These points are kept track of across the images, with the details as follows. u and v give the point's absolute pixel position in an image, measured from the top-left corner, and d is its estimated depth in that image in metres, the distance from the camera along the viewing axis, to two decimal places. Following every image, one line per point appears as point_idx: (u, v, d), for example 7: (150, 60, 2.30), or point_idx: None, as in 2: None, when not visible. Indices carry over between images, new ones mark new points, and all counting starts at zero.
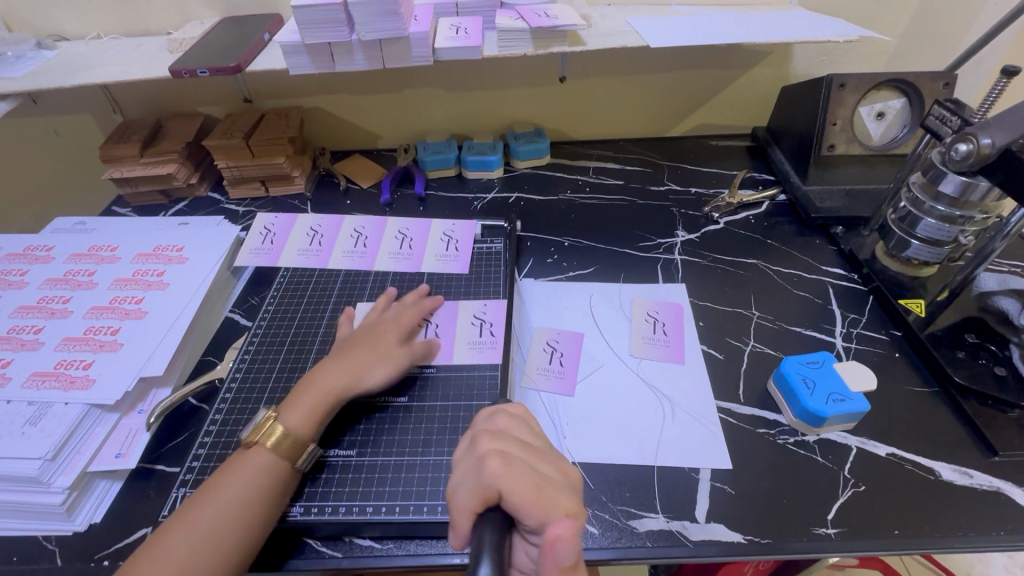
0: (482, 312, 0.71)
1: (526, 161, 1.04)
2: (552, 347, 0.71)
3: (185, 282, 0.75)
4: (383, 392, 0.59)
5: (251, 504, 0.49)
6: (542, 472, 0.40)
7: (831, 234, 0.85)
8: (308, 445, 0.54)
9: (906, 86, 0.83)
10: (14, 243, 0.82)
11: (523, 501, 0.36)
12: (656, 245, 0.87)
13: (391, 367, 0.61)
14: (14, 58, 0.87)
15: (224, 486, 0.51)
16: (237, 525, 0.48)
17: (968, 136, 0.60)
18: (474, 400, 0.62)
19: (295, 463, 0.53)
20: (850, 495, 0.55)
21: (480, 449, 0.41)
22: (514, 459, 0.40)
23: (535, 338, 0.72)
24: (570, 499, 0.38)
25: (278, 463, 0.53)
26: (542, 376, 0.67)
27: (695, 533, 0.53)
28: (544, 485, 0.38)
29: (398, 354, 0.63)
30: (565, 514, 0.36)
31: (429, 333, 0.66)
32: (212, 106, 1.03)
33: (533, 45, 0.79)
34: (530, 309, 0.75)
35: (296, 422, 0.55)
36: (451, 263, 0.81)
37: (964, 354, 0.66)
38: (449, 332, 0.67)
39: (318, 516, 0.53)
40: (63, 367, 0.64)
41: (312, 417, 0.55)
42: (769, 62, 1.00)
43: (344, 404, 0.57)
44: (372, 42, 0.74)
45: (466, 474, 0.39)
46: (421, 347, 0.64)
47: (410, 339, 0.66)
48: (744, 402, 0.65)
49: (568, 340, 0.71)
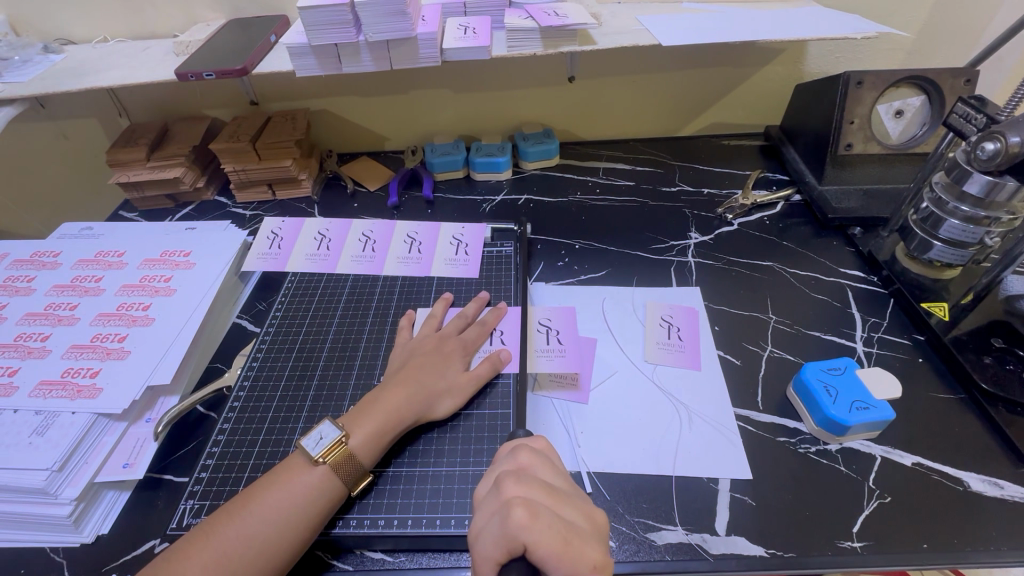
0: (495, 322, 0.69)
1: (535, 162, 1.02)
2: (545, 326, 0.72)
3: (192, 287, 0.74)
4: (400, 408, 0.57)
5: (265, 528, 0.48)
6: (567, 519, 0.38)
7: (849, 236, 0.83)
8: (327, 467, 0.52)
9: (925, 83, 0.81)
10: (22, 249, 0.81)
11: (550, 553, 0.35)
12: (669, 248, 0.85)
13: (407, 386, 0.58)
14: (21, 63, 0.87)
15: (236, 506, 0.49)
16: (252, 549, 0.46)
17: (996, 134, 0.58)
18: (488, 410, 0.61)
19: (312, 486, 0.51)
20: (875, 507, 0.54)
21: (504, 492, 0.39)
22: (538, 504, 0.38)
23: (548, 342, 0.70)
24: (596, 548, 0.37)
25: (298, 486, 0.50)
26: (543, 357, 0.68)
27: (715, 546, 0.52)
28: (570, 535, 0.36)
29: (414, 371, 0.60)
30: (591, 567, 0.35)
31: (446, 348, 0.64)
32: (218, 109, 1.02)
33: (543, 45, 0.77)
34: (542, 313, 0.74)
35: (312, 441, 0.53)
36: (461, 267, 0.79)
37: (991, 359, 0.64)
38: (466, 346, 0.65)
39: (332, 530, 0.52)
40: (70, 375, 0.63)
41: (330, 437, 0.53)
42: (783, 59, 0.98)
43: (362, 422, 0.55)
44: (379, 43, 0.73)
45: (491, 519, 0.38)
46: (438, 362, 0.62)
47: (426, 352, 0.63)
48: (763, 409, 0.63)
49: (561, 318, 0.73)
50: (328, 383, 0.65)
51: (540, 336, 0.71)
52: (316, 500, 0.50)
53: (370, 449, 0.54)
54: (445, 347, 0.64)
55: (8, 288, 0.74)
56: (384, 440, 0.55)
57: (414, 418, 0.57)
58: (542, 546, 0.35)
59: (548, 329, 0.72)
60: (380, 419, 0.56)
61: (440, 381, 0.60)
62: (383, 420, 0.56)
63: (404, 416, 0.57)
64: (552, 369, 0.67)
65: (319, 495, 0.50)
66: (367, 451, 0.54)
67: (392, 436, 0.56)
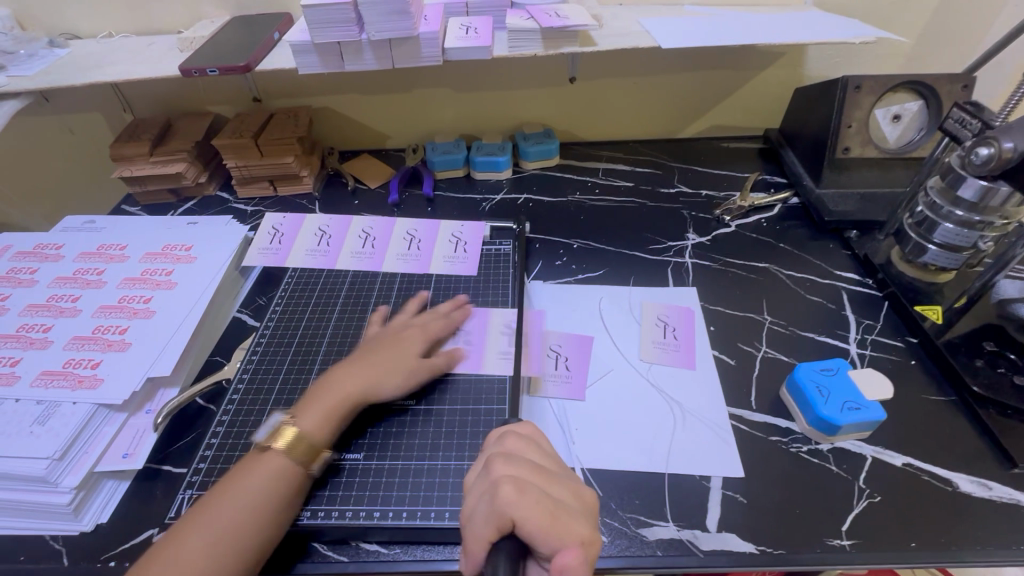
0: (462, 319, 0.70)
1: (535, 162, 1.03)
2: (511, 328, 0.70)
3: (192, 281, 0.74)
4: (353, 390, 0.58)
5: (232, 514, 0.48)
6: (556, 496, 0.39)
7: (845, 239, 0.84)
8: (281, 451, 0.52)
9: (923, 88, 0.82)
10: (25, 241, 0.82)
11: (537, 527, 0.35)
12: (666, 248, 0.86)
13: (359, 370, 0.60)
14: (26, 57, 0.88)
15: (205, 497, 0.50)
16: (222, 535, 0.47)
17: (990, 139, 0.59)
18: (459, 405, 0.62)
19: (286, 469, 0.52)
20: (865, 506, 0.54)
21: (493, 472, 0.39)
22: (528, 483, 0.38)
23: (556, 368, 0.68)
24: (585, 524, 0.37)
25: (273, 470, 0.52)
26: (550, 382, 0.67)
27: (706, 543, 0.52)
28: (558, 510, 0.37)
29: (366, 358, 0.61)
30: (579, 543, 0.36)
31: (404, 337, 0.65)
32: (221, 105, 1.03)
33: (544, 45, 0.78)
34: (552, 337, 0.71)
35: (266, 429, 0.55)
36: (460, 265, 0.80)
37: (982, 362, 0.64)
38: (427, 334, 0.66)
39: (303, 518, 0.53)
40: (71, 366, 0.64)
41: (277, 423, 0.55)
42: (782, 63, 0.98)
43: (309, 404, 0.56)
44: (382, 42, 0.74)
45: (481, 499, 0.38)
46: (390, 348, 0.63)
47: (383, 341, 0.64)
48: (756, 409, 0.63)
49: (537, 316, 0.75)
50: None
51: (548, 361, 0.69)
52: (292, 482, 0.52)
53: (324, 429, 0.55)
54: (404, 335, 0.65)
55: (11, 279, 0.75)
56: (334, 419, 0.56)
57: (365, 399, 0.58)
58: (530, 521, 0.36)
59: (557, 355, 0.70)
60: (327, 400, 0.57)
61: (398, 364, 0.61)
62: (329, 401, 0.57)
63: (351, 395, 0.58)
64: (560, 398, 0.65)
65: (280, 479, 0.51)
66: (319, 431, 0.55)
67: (344, 415, 0.57)
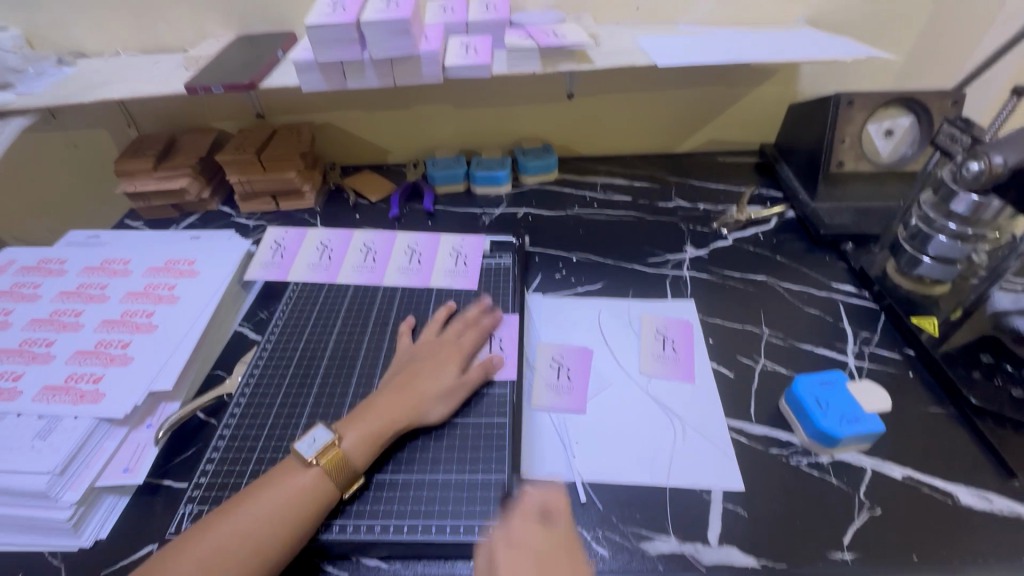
0: (492, 326, 0.71)
1: (534, 176, 1.04)
2: (557, 363, 0.70)
3: (195, 295, 0.75)
4: (400, 413, 0.58)
5: (258, 524, 0.49)
6: None
7: (842, 251, 0.85)
8: (321, 470, 0.53)
9: (914, 104, 0.83)
10: (29, 256, 0.83)
11: None
12: (665, 261, 0.87)
13: (403, 394, 0.60)
14: (34, 75, 0.89)
15: (233, 505, 0.50)
16: (245, 543, 0.47)
17: (980, 154, 0.61)
18: (471, 419, 0.62)
19: (307, 486, 0.52)
20: (866, 519, 0.54)
21: None
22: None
23: (557, 378, 0.69)
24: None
25: (293, 487, 0.51)
26: (549, 366, 0.70)
27: (707, 557, 0.52)
28: None
29: (411, 377, 0.62)
30: None
31: (444, 354, 0.65)
32: (224, 121, 1.05)
33: (542, 63, 0.80)
34: (553, 350, 0.72)
35: (307, 442, 0.54)
36: (460, 278, 0.81)
37: (979, 374, 0.65)
38: (462, 350, 0.66)
39: (326, 535, 0.52)
40: (73, 380, 0.64)
41: (322, 440, 0.55)
42: (775, 80, 1.00)
43: (356, 425, 0.56)
44: (383, 61, 0.75)
45: None
46: (434, 368, 0.63)
47: (424, 358, 0.65)
48: (755, 421, 0.64)
49: (574, 355, 0.71)
50: (329, 388, 0.66)
51: (549, 371, 0.70)
52: (310, 500, 0.51)
53: (363, 452, 0.55)
54: (442, 353, 0.65)
55: (14, 294, 0.76)
56: (378, 442, 0.56)
57: (406, 423, 0.58)
58: None
59: (560, 366, 0.70)
60: (374, 423, 0.57)
61: (438, 383, 0.62)
62: (377, 423, 0.57)
63: (397, 420, 0.58)
64: (558, 407, 0.65)
65: (311, 498, 0.51)
66: (361, 453, 0.55)
67: (388, 438, 0.57)
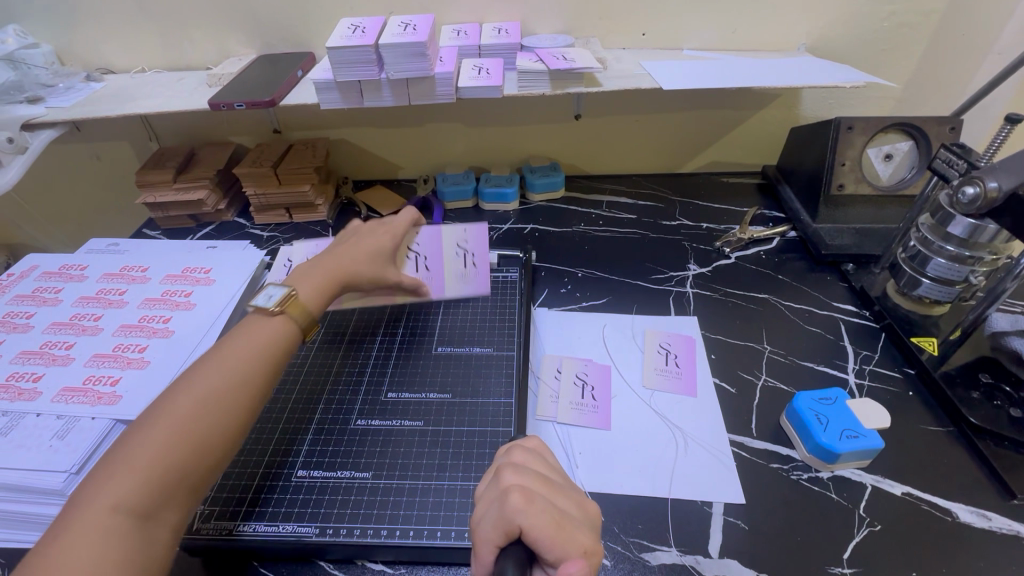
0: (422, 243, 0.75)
1: (541, 194, 1.07)
2: (581, 380, 0.71)
3: (210, 303, 0.77)
4: (345, 268, 0.65)
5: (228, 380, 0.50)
6: (561, 507, 0.42)
7: (842, 272, 0.87)
8: (284, 314, 0.57)
9: (912, 130, 0.86)
10: (51, 262, 0.86)
11: (544, 535, 0.38)
12: (668, 278, 0.88)
13: (350, 252, 0.67)
14: (64, 90, 0.93)
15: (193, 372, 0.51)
16: (229, 379, 0.50)
17: (976, 179, 0.62)
18: (466, 426, 0.64)
19: (276, 329, 0.56)
20: (866, 534, 0.55)
21: (503, 481, 0.43)
22: (535, 493, 0.41)
23: (581, 396, 0.69)
24: (587, 535, 0.40)
25: (260, 334, 0.55)
26: (554, 379, 0.71)
27: (708, 569, 0.53)
28: (563, 521, 0.40)
29: (349, 246, 0.68)
30: (581, 551, 0.38)
31: (375, 230, 0.71)
32: (242, 136, 1.08)
33: (551, 86, 0.83)
34: (578, 366, 0.73)
35: (262, 300, 0.59)
36: (475, 285, 0.76)
37: (978, 394, 0.66)
38: (396, 231, 0.72)
39: (319, 539, 0.53)
40: (91, 382, 0.66)
41: (277, 294, 0.59)
42: (777, 105, 1.03)
43: (305, 279, 0.62)
44: (400, 81, 0.79)
45: (489, 506, 0.41)
46: (366, 240, 0.69)
47: (365, 241, 0.69)
48: (756, 436, 0.65)
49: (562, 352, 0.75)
50: (338, 395, 0.68)
51: (574, 389, 0.70)
52: (276, 339, 0.55)
53: (316, 295, 0.61)
54: (378, 233, 0.71)
55: (36, 298, 0.78)
56: (331, 285, 0.63)
57: (342, 276, 0.64)
58: (536, 529, 0.38)
59: (583, 383, 0.71)
60: (321, 272, 0.63)
61: (385, 248, 0.70)
62: (324, 274, 0.63)
63: (335, 275, 0.64)
64: (581, 423, 0.66)
65: (277, 335, 0.56)
66: (314, 296, 0.61)
67: (335, 289, 0.64)
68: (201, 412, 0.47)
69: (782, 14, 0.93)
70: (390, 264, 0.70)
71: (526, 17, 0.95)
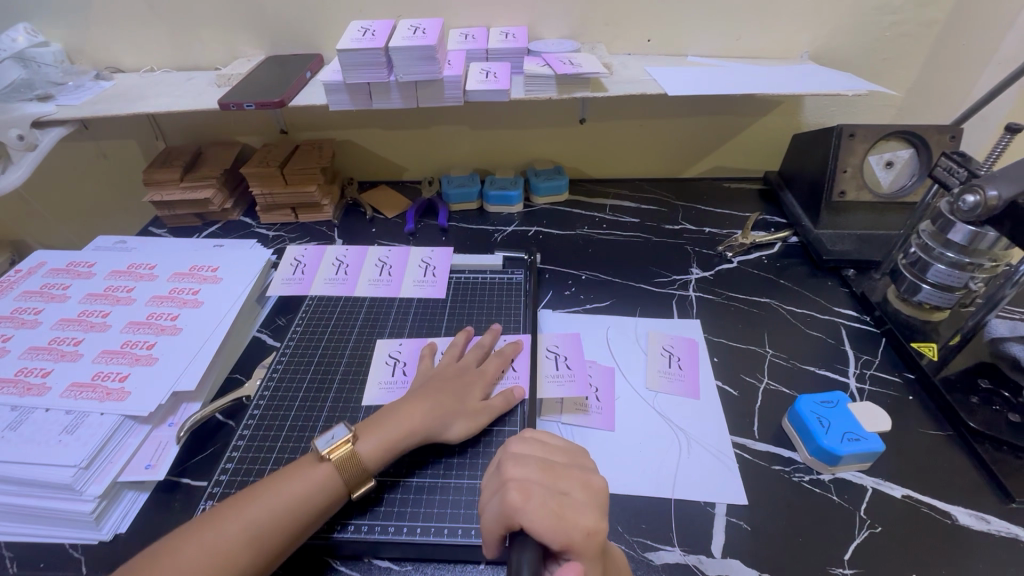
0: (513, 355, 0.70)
1: (546, 197, 1.08)
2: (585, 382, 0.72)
3: (218, 301, 0.78)
4: (417, 431, 0.59)
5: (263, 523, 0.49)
6: (562, 491, 0.43)
7: (843, 277, 0.88)
8: (333, 465, 0.54)
9: (913, 137, 0.87)
10: (59, 259, 0.86)
11: (543, 525, 0.39)
12: (671, 282, 0.89)
13: (429, 404, 0.60)
14: (74, 88, 0.94)
15: (235, 502, 0.51)
16: (274, 519, 0.50)
17: (976, 188, 0.63)
18: None
19: (322, 480, 0.53)
20: (866, 536, 0.56)
21: (504, 474, 0.44)
22: (534, 484, 0.43)
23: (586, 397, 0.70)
24: (589, 516, 0.41)
25: (306, 482, 0.53)
26: (553, 383, 0.70)
27: (711, 569, 0.53)
28: (562, 508, 0.41)
29: (436, 392, 0.62)
30: (583, 533, 0.40)
31: (466, 377, 0.65)
32: (249, 136, 1.09)
33: (558, 90, 0.84)
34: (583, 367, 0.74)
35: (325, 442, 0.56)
36: (429, 287, 0.85)
37: (978, 399, 0.67)
38: (486, 378, 0.66)
39: (337, 534, 0.54)
40: (99, 378, 0.66)
41: (339, 437, 0.56)
42: (780, 111, 1.04)
43: (374, 431, 0.57)
44: (408, 84, 0.80)
45: (492, 499, 0.43)
46: (457, 389, 0.63)
47: (447, 380, 0.64)
48: (759, 438, 0.65)
49: (570, 346, 0.76)
50: (345, 393, 0.69)
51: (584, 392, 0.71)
52: (322, 493, 0.53)
53: (378, 456, 0.56)
54: (466, 376, 0.65)
55: (44, 294, 0.79)
56: (395, 449, 0.57)
57: (422, 436, 0.59)
58: (535, 522, 0.39)
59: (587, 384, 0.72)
60: (392, 430, 0.58)
61: (465, 405, 0.62)
62: (396, 430, 0.58)
63: (415, 432, 0.58)
64: (586, 424, 0.67)
65: (322, 489, 0.53)
66: (375, 456, 0.56)
67: (403, 447, 0.58)
68: (240, 545, 0.48)
69: (784, 22, 0.95)
70: (485, 401, 0.63)
71: (532, 22, 0.96)
